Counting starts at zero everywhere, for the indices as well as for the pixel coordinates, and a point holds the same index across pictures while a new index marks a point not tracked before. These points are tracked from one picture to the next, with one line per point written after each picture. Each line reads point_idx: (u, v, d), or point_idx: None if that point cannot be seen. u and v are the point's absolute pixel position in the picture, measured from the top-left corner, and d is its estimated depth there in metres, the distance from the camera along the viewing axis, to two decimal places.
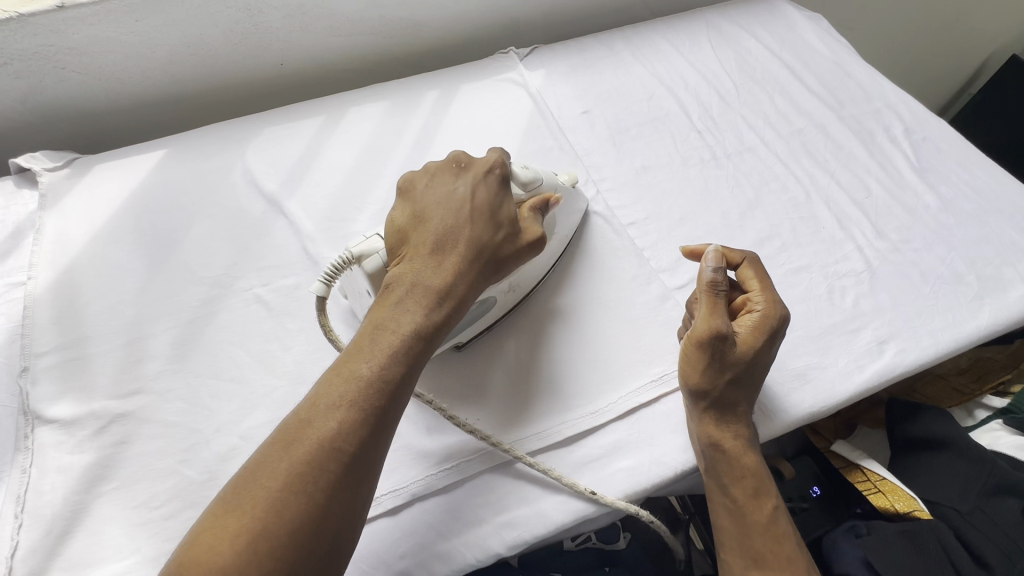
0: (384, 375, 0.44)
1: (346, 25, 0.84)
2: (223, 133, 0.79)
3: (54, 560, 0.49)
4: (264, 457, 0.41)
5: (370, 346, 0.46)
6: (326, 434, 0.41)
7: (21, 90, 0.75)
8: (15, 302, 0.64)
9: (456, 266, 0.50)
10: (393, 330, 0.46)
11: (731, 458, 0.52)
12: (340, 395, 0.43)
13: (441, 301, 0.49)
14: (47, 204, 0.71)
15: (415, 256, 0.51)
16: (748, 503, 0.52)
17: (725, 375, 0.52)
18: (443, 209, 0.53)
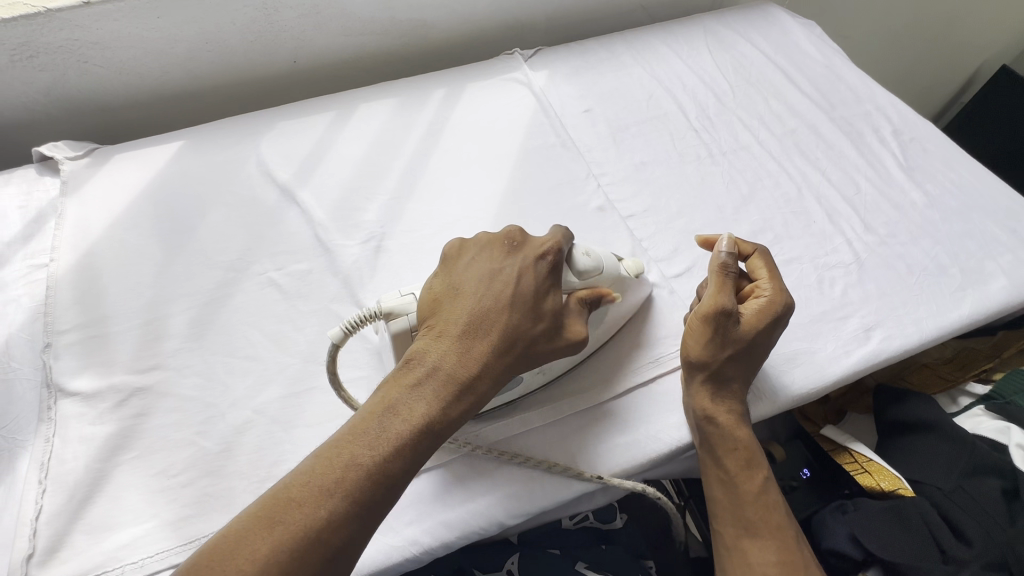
0: (385, 472, 0.43)
1: (358, 26, 0.87)
2: (238, 127, 0.82)
3: (75, 524, 0.51)
4: (249, 526, 0.39)
5: (379, 433, 0.44)
6: (317, 519, 0.40)
7: (45, 82, 0.78)
8: (37, 283, 0.67)
9: (480, 361, 0.48)
10: (406, 423, 0.44)
11: (725, 432, 0.54)
12: (336, 482, 0.41)
13: (460, 400, 0.47)
14: (68, 190, 0.74)
15: (442, 343, 0.48)
16: (741, 476, 0.54)
17: (725, 355, 0.55)
18: (484, 291, 0.50)
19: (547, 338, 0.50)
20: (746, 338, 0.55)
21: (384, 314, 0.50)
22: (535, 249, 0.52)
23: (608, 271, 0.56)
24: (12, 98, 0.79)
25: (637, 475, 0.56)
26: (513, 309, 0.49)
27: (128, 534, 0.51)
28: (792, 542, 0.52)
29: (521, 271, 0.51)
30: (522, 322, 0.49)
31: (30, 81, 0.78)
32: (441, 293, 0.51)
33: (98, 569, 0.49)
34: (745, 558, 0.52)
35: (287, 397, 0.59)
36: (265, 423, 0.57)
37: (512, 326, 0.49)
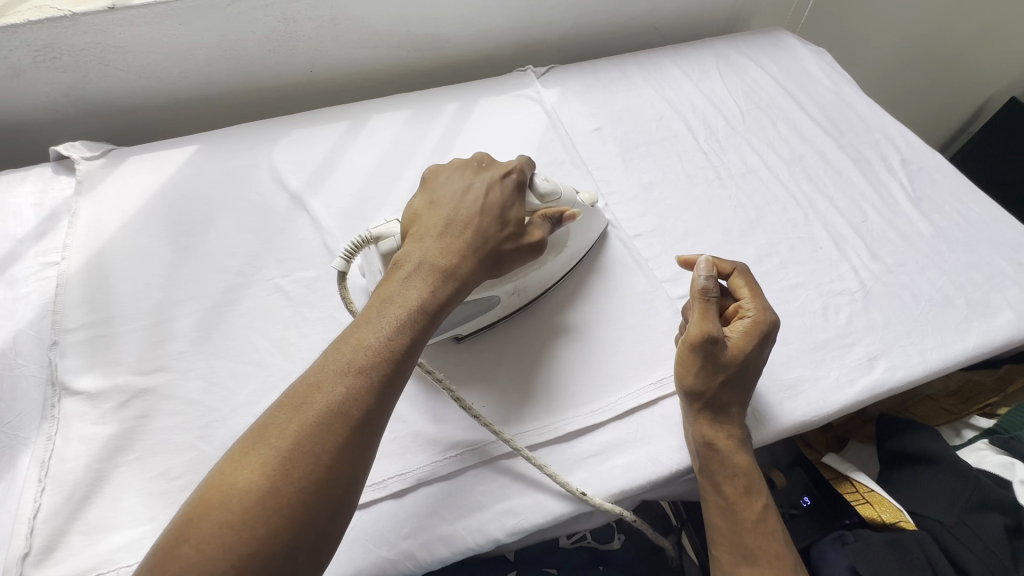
0: (386, 351, 0.45)
1: (375, 39, 0.89)
2: (253, 133, 0.83)
3: (72, 524, 0.51)
4: (275, 415, 0.42)
5: (376, 321, 0.47)
6: (335, 397, 0.42)
7: (66, 83, 0.80)
8: (47, 280, 0.67)
9: (463, 254, 0.53)
10: (399, 303, 0.49)
11: (724, 459, 0.54)
12: (347, 362, 0.44)
13: (451, 286, 0.51)
14: (83, 190, 0.75)
15: (427, 243, 0.53)
16: (740, 503, 0.54)
17: (718, 380, 0.55)
18: (459, 202, 0.56)
19: (518, 235, 0.57)
20: (735, 357, 0.55)
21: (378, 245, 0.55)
22: (499, 168, 0.60)
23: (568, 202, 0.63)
24: (33, 98, 0.81)
25: (635, 496, 0.56)
26: (485, 215, 0.56)
27: (125, 537, 0.51)
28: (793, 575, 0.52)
29: (488, 185, 0.58)
30: (495, 224, 0.56)
31: (52, 81, 0.79)
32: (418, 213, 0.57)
33: (93, 571, 0.49)
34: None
35: None
36: None
37: (487, 226, 0.55)
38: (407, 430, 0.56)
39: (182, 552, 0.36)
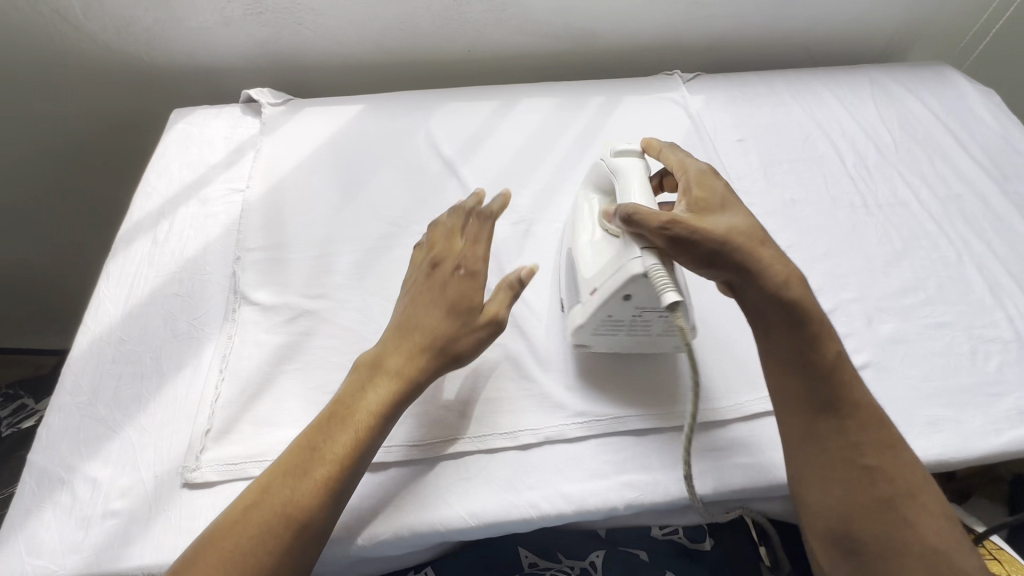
0: (329, 455, 0.49)
1: (534, 27, 0.93)
2: (413, 101, 0.90)
3: (244, 414, 0.58)
4: (233, 514, 0.47)
5: (331, 428, 0.51)
6: (287, 500, 0.47)
7: (263, 36, 0.90)
8: (234, 204, 0.76)
9: (419, 355, 0.55)
10: (355, 420, 0.51)
11: (797, 321, 0.51)
12: (304, 467, 0.49)
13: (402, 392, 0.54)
14: (267, 131, 0.85)
15: (392, 378, 0.54)
16: (822, 376, 0.51)
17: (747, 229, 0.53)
18: (410, 340, 0.56)
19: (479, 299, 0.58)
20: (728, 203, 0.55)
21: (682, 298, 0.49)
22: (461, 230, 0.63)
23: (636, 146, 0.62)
24: (234, 46, 0.91)
25: (754, 496, 0.56)
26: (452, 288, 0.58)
27: (285, 433, 0.57)
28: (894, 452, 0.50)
29: (734, 232, 0.52)
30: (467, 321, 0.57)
31: (252, 33, 0.89)
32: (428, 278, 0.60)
33: (258, 457, 0.55)
34: (841, 475, 0.49)
35: None
36: None
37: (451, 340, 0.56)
38: (540, 392, 0.59)
39: None
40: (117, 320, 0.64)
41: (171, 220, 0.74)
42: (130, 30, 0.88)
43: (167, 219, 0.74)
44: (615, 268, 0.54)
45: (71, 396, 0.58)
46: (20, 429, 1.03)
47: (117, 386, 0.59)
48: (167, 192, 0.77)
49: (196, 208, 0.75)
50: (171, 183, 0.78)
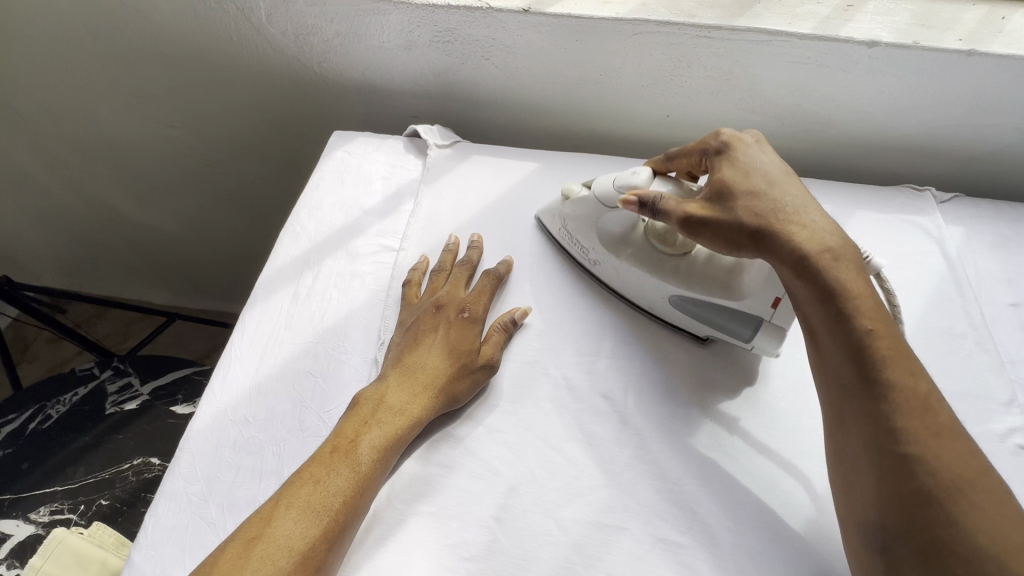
0: (328, 496, 0.47)
1: (757, 104, 0.76)
2: (595, 171, 0.77)
3: (366, 563, 0.48)
4: (228, 552, 0.44)
5: (332, 463, 0.49)
6: (285, 542, 0.44)
7: (443, 65, 0.80)
8: (384, 266, 0.67)
9: (416, 407, 0.53)
10: (354, 452, 0.49)
11: (819, 272, 0.47)
12: (303, 502, 0.46)
13: (397, 436, 0.51)
14: (429, 179, 0.75)
15: (390, 419, 0.52)
16: (828, 313, 0.46)
17: (773, 200, 0.51)
18: (411, 382, 0.54)
19: (467, 363, 0.56)
20: (768, 174, 0.53)
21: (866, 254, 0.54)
22: (447, 297, 0.60)
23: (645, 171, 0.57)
24: (409, 70, 0.82)
25: None
26: (448, 353, 0.56)
27: None
28: (910, 385, 0.43)
29: (767, 204, 0.51)
30: (463, 382, 0.55)
31: (432, 60, 0.79)
32: (401, 363, 0.56)
33: None
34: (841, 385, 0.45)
35: (595, 525, 0.50)
36: (563, 546, 0.49)
37: (443, 392, 0.54)
38: None
39: None
40: (244, 394, 0.57)
41: (315, 272, 0.66)
42: (309, 39, 0.81)
43: (311, 270, 0.66)
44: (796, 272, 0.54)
45: (185, 483, 0.52)
46: (123, 411, 1.02)
47: (233, 483, 0.52)
48: (317, 236, 0.69)
49: (343, 263, 0.67)
50: (321, 225, 0.70)
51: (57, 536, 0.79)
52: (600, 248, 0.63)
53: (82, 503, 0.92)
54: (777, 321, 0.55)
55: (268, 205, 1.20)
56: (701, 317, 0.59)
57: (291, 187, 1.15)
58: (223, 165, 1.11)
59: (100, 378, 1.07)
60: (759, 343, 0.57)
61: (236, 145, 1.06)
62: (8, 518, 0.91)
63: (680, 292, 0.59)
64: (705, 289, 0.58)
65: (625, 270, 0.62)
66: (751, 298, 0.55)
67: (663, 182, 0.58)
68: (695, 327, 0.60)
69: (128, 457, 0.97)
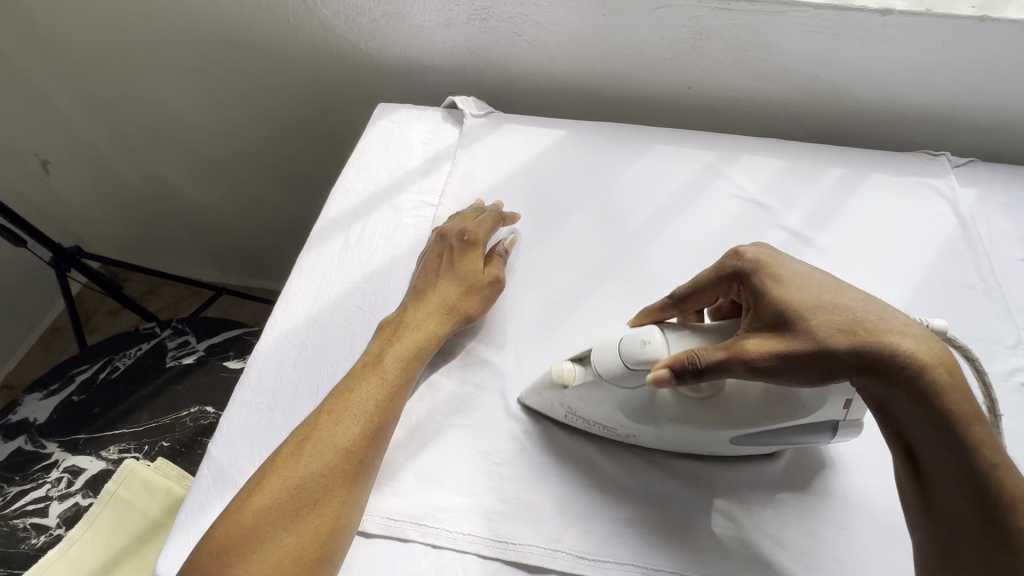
0: (362, 404, 0.53)
1: (775, 73, 0.81)
2: (619, 136, 0.82)
3: (411, 463, 0.55)
4: (284, 450, 0.51)
5: (365, 374, 0.55)
6: (329, 437, 0.51)
7: (479, 42, 0.86)
8: (424, 219, 0.74)
9: (430, 322, 0.60)
10: (383, 364, 0.56)
11: (928, 405, 0.40)
12: (343, 407, 0.53)
13: (419, 349, 0.58)
14: (466, 144, 0.81)
15: (410, 339, 0.58)
16: (940, 439, 0.39)
17: (841, 313, 0.44)
18: (426, 303, 0.61)
19: (473, 284, 0.63)
20: (827, 284, 0.47)
21: (921, 318, 0.50)
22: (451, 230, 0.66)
23: (653, 337, 0.49)
24: (447, 46, 0.89)
25: None
26: (454, 277, 0.63)
27: (449, 499, 0.53)
28: None
29: (854, 323, 0.43)
30: (472, 299, 0.62)
31: (469, 37, 0.86)
32: (417, 291, 0.62)
33: (419, 519, 0.52)
34: (923, 487, 0.41)
35: (614, 440, 0.56)
36: (585, 456, 0.55)
37: (455, 308, 0.61)
38: (736, 534, 0.51)
39: (235, 548, 0.45)
40: (302, 323, 0.64)
41: (363, 223, 0.73)
42: (358, 19, 0.89)
43: (360, 222, 0.73)
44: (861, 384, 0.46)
45: (253, 393, 0.59)
46: (181, 364, 1.12)
47: (294, 395, 0.59)
48: (364, 192, 0.76)
49: (388, 215, 0.74)
50: (369, 183, 0.77)
51: (129, 465, 0.88)
52: (631, 424, 0.52)
53: (146, 444, 1.02)
54: (851, 416, 0.49)
55: (314, 182, 1.29)
56: (777, 439, 0.51)
57: (336, 163, 1.23)
58: (273, 142, 1.20)
59: (160, 335, 1.17)
60: (836, 435, 0.52)
61: (286, 124, 1.15)
62: (83, 454, 1.01)
63: (744, 432, 0.49)
64: (777, 416, 0.48)
65: (675, 434, 0.51)
66: (822, 408, 0.48)
67: (682, 339, 0.49)
68: (765, 447, 0.52)
69: (186, 405, 1.06)
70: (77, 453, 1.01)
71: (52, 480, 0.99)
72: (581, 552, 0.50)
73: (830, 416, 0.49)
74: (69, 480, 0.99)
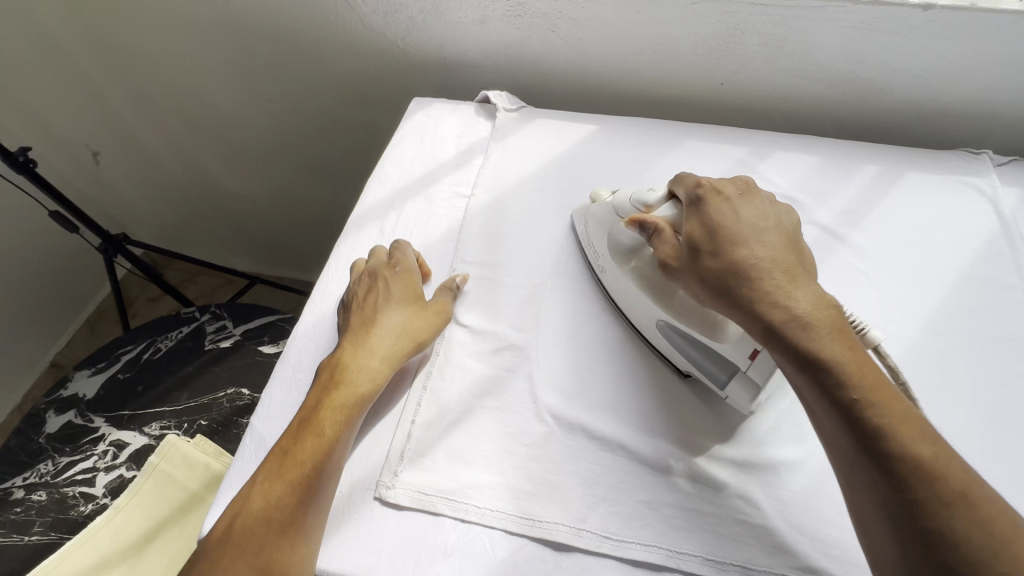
0: (301, 452, 0.53)
1: (811, 70, 0.80)
2: (650, 131, 0.83)
3: (443, 441, 0.57)
4: (225, 519, 0.51)
5: (300, 430, 0.54)
6: (265, 500, 0.51)
7: (513, 38, 0.88)
8: (457, 209, 0.76)
9: (362, 363, 0.58)
10: (318, 415, 0.55)
11: (820, 361, 0.44)
12: (277, 465, 0.53)
13: (353, 395, 0.56)
14: (498, 137, 0.83)
15: (348, 382, 0.57)
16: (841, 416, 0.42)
17: (741, 262, 0.50)
18: (362, 347, 0.60)
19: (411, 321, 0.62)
20: (752, 235, 0.52)
21: (861, 324, 0.52)
22: (386, 268, 0.66)
23: (660, 189, 0.62)
24: (482, 42, 0.91)
25: None
26: (392, 314, 0.62)
27: (477, 477, 0.55)
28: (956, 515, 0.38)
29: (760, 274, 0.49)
30: (411, 336, 0.61)
31: (504, 33, 0.88)
32: (352, 334, 0.61)
33: (448, 494, 0.54)
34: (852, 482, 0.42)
35: (641, 427, 0.57)
36: (610, 441, 0.56)
37: (390, 349, 0.60)
38: (761, 524, 0.51)
39: None
40: (339, 306, 0.67)
41: (398, 212, 0.75)
42: (396, 16, 0.92)
43: (395, 211, 0.76)
44: None
45: (293, 369, 0.62)
46: (219, 347, 1.16)
47: None
48: (399, 183, 0.79)
49: (422, 205, 0.76)
50: (403, 174, 0.80)
51: (171, 440, 0.93)
52: (610, 257, 0.64)
53: (185, 422, 1.07)
54: (755, 373, 0.53)
55: (348, 175, 1.33)
56: (685, 354, 0.57)
57: (369, 155, 1.27)
58: (311, 136, 1.25)
59: (199, 320, 1.22)
60: (733, 392, 0.55)
61: (323, 118, 1.19)
62: (126, 429, 1.07)
63: (665, 318, 0.58)
64: (694, 324, 0.56)
65: (624, 278, 0.62)
66: (729, 343, 0.54)
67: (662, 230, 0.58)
68: (679, 358, 0.58)
69: (223, 386, 1.11)
70: (121, 428, 1.07)
71: (98, 452, 1.05)
72: (606, 534, 0.51)
73: (735, 358, 0.54)
74: (114, 453, 1.05)
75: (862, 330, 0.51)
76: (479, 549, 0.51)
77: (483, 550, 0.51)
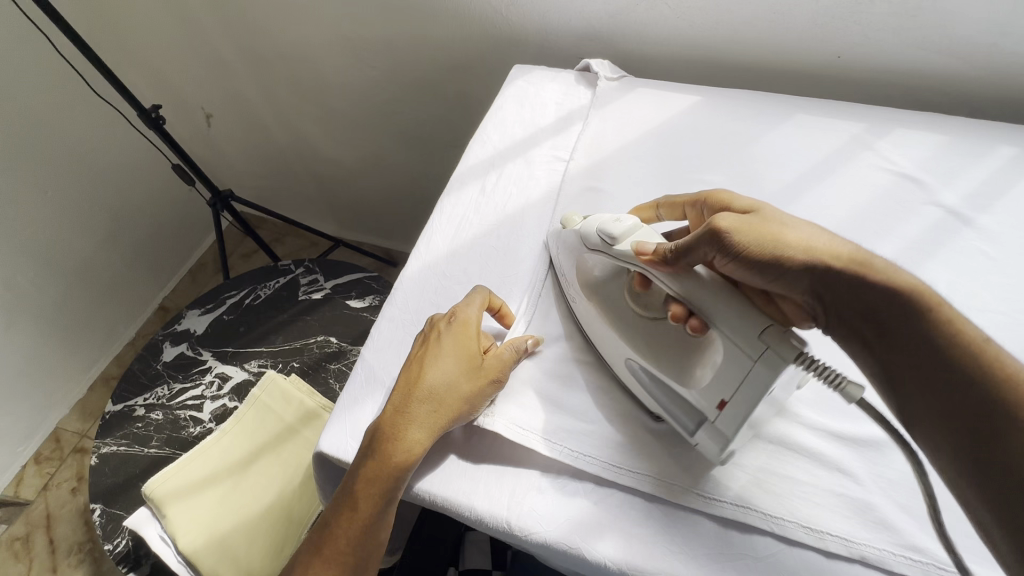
0: (345, 518, 0.54)
1: (943, 43, 0.75)
2: (759, 103, 0.80)
3: (541, 387, 0.60)
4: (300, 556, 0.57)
5: (347, 492, 0.54)
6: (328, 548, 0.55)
7: (620, 6, 0.87)
8: (556, 172, 0.77)
9: (405, 433, 0.53)
10: (362, 482, 0.53)
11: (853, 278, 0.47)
12: (335, 521, 0.55)
13: (394, 465, 0.52)
14: (599, 104, 0.83)
15: (386, 462, 0.53)
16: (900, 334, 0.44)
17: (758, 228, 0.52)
18: (407, 414, 0.54)
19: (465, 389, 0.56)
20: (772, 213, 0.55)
21: (842, 379, 0.46)
22: (443, 323, 0.59)
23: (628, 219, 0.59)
24: (586, 10, 0.91)
25: None
26: (440, 381, 0.55)
27: (572, 423, 0.57)
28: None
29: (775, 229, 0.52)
30: (462, 407, 0.55)
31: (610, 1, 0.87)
32: (397, 395, 0.56)
33: (544, 435, 0.56)
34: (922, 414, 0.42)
35: None
36: None
37: (437, 419, 0.54)
38: (862, 499, 0.50)
39: None
40: (442, 256, 0.71)
41: (499, 172, 0.78)
42: None
43: (495, 171, 0.78)
44: (738, 378, 0.48)
45: (400, 310, 0.67)
46: (311, 298, 1.24)
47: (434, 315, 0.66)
48: (500, 145, 0.81)
49: (521, 167, 0.78)
50: (504, 137, 0.82)
51: (271, 375, 1.02)
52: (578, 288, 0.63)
53: (281, 362, 1.17)
54: (721, 425, 0.50)
55: (437, 144, 1.38)
56: (652, 399, 0.55)
57: (459, 125, 1.30)
58: (405, 105, 1.30)
59: (293, 272, 1.30)
60: (703, 440, 0.52)
61: (419, 86, 1.24)
62: (230, 363, 1.18)
63: (636, 359, 0.56)
64: (663, 365, 0.55)
65: (596, 320, 0.60)
66: (698, 390, 0.52)
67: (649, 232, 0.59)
68: (648, 400, 0.56)
69: (314, 334, 1.20)
70: (226, 362, 1.18)
71: (206, 382, 1.17)
72: (698, 490, 0.52)
73: (703, 406, 0.51)
74: (218, 384, 1.16)
75: (836, 383, 0.46)
76: (572, 490, 0.54)
77: (576, 491, 0.53)
